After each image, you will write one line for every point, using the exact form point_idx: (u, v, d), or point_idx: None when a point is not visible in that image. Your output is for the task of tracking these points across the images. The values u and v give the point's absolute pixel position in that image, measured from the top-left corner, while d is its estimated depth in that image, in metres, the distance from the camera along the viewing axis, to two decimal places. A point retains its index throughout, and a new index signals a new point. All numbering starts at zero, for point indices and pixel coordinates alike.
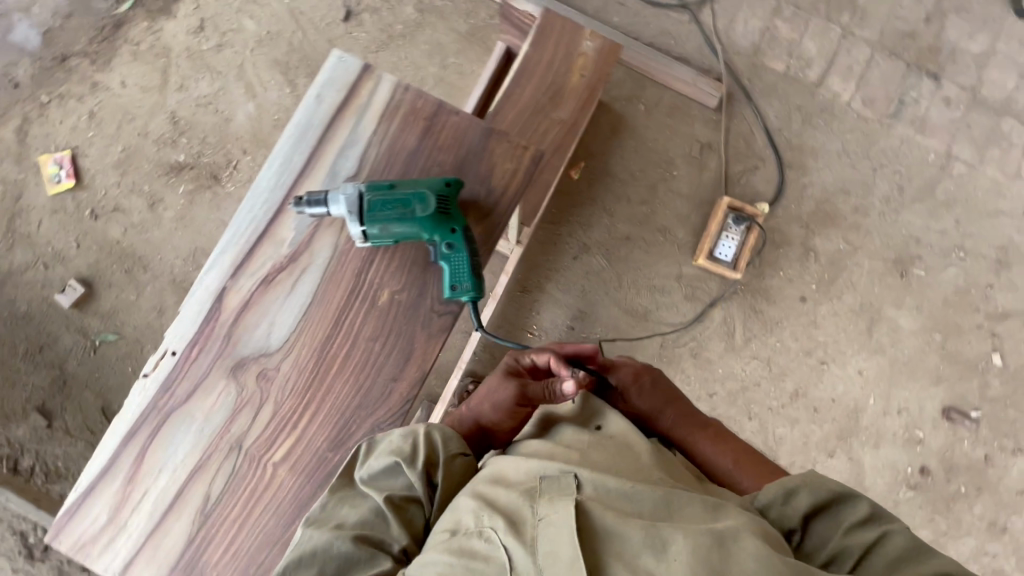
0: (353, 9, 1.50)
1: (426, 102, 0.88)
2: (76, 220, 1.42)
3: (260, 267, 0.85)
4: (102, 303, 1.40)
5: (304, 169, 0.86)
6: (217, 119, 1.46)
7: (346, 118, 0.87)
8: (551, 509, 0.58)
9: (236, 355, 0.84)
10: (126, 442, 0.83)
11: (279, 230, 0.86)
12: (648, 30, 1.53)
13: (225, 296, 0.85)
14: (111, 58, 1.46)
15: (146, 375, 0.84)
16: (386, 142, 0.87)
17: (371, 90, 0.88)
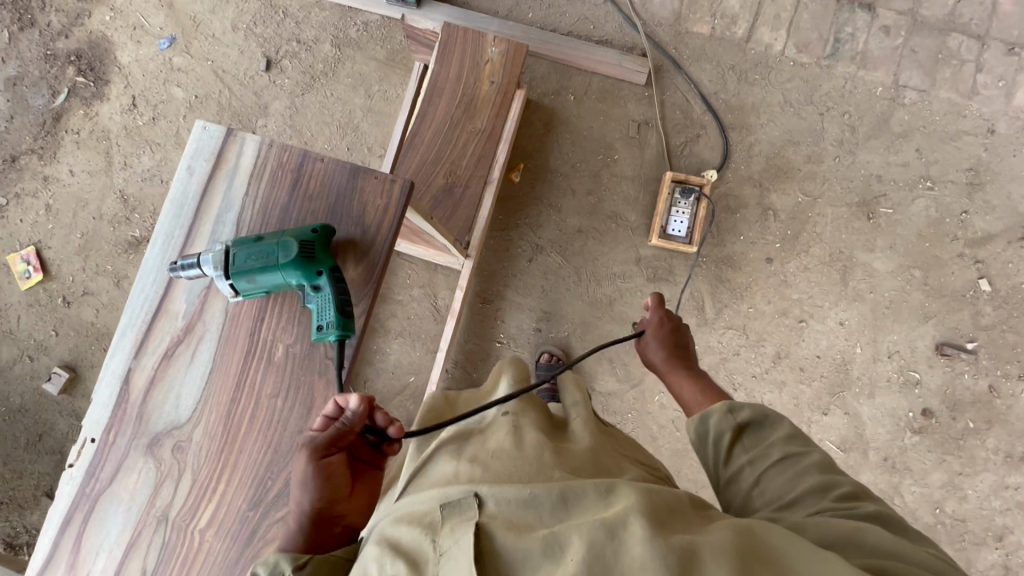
0: (273, 58, 1.52)
1: (292, 154, 0.77)
2: (51, 309, 1.48)
3: (159, 343, 0.76)
4: (88, 383, 1.46)
5: (187, 239, 0.76)
6: (164, 189, 1.50)
7: (215, 185, 0.77)
8: (450, 540, 0.50)
9: (150, 432, 0.74)
10: (58, 534, 0.73)
11: (172, 304, 0.77)
12: (564, 19, 1.52)
13: (131, 377, 0.76)
14: (57, 150, 1.52)
15: (72, 465, 0.75)
16: (257, 203, 0.76)
17: (237, 154, 0.77)
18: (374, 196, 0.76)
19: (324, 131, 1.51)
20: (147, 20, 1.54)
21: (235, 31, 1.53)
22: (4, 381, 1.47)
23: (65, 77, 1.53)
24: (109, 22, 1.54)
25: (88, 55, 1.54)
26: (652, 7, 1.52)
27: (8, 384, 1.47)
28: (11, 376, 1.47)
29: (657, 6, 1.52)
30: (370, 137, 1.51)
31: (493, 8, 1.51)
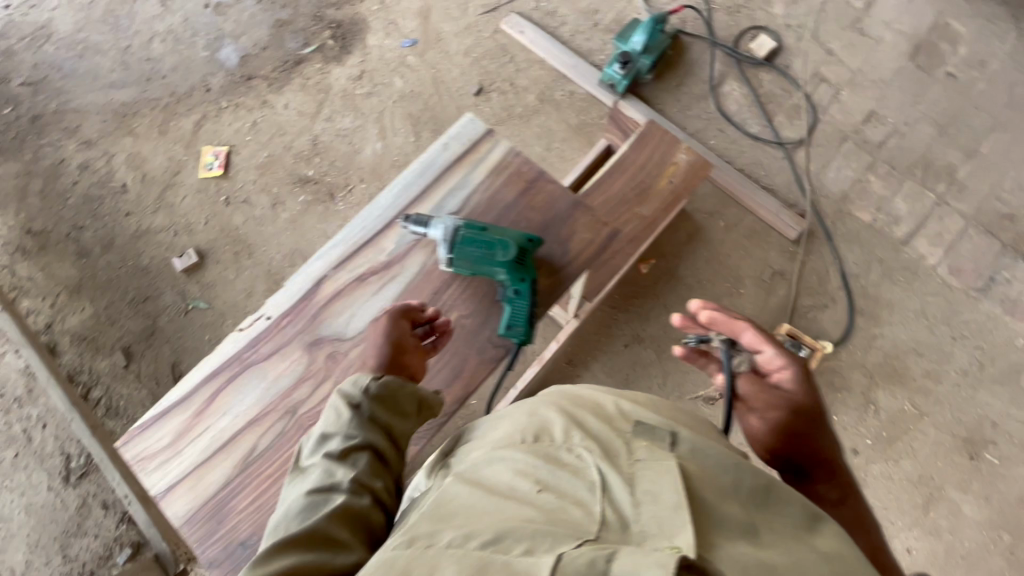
0: (485, 87, 1.74)
1: (530, 169, 1.00)
2: (211, 202, 1.67)
3: (359, 266, 0.97)
4: (206, 274, 1.60)
5: (420, 197, 1.00)
6: (348, 149, 1.70)
7: (462, 166, 1.00)
8: (652, 457, 0.59)
9: (317, 332, 0.94)
10: (209, 377, 0.92)
11: (383, 240, 0.98)
12: (741, 157, 1.65)
13: (324, 282, 0.97)
14: (284, 85, 1.77)
15: (241, 329, 0.95)
16: (489, 192, 0.99)
17: (486, 151, 1.01)
18: (579, 227, 0.99)
19: None
20: (402, 20, 1.81)
21: (465, 56, 1.77)
22: (143, 242, 1.64)
23: (320, 35, 1.81)
24: (374, 10, 1.83)
25: (345, 27, 1.82)
26: (824, 180, 1.62)
27: (145, 245, 1.63)
28: (152, 240, 1.64)
29: (829, 181, 1.62)
30: None
31: (684, 123, 1.67)
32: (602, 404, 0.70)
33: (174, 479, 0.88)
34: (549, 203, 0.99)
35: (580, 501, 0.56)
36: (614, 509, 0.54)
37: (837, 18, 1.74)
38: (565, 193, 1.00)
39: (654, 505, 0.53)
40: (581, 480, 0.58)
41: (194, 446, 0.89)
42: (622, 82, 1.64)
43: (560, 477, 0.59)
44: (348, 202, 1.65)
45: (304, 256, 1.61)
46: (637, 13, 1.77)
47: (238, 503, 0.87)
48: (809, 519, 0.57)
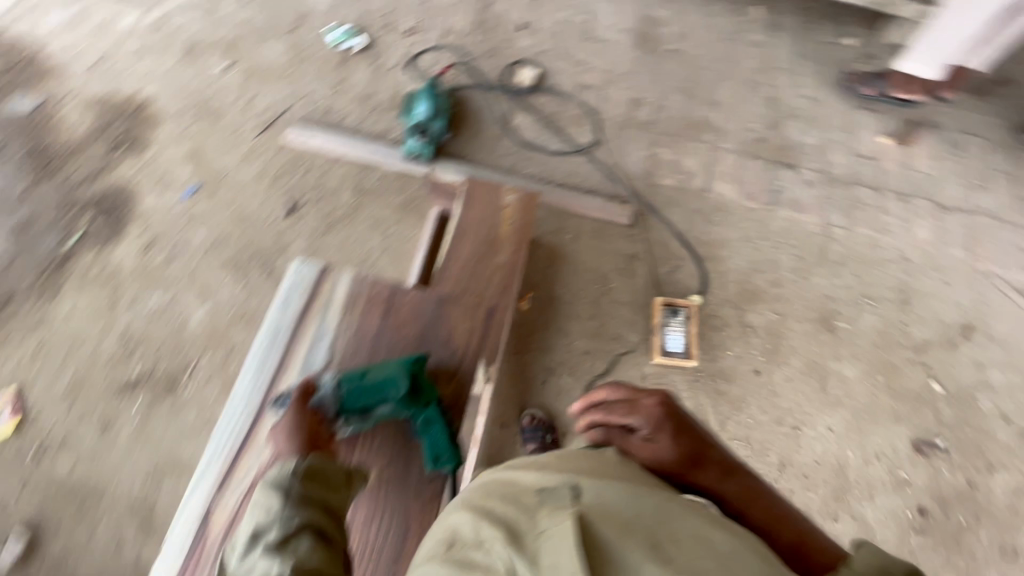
0: (296, 203, 1.65)
1: (383, 290, 1.12)
2: (20, 463, 1.33)
3: (244, 477, 0.97)
4: (52, 550, 1.28)
5: (280, 371, 1.05)
6: (172, 326, 1.48)
7: (314, 317, 1.08)
8: (556, 522, 0.61)
9: None
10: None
11: (259, 434, 1.00)
12: (557, 174, 1.79)
13: (213, 512, 0.96)
14: (58, 291, 1.49)
15: None
16: (354, 329, 1.08)
17: (331, 291, 1.10)
18: (447, 315, 1.13)
19: (344, 270, 1.61)
20: (174, 171, 1.65)
21: (261, 181, 1.67)
22: None
23: (81, 220, 1.56)
24: (135, 172, 1.63)
25: (108, 201, 1.59)
26: (627, 166, 1.84)
27: None
28: None
29: (631, 165, 1.84)
30: (388, 273, 1.62)
31: (496, 164, 1.77)
32: (511, 483, 0.72)
33: None
34: (415, 312, 1.13)
35: None
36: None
37: (573, 33, 1.99)
38: (424, 297, 1.14)
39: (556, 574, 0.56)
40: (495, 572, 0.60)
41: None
42: (426, 150, 1.69)
43: None
44: (197, 383, 1.44)
45: (170, 466, 1.36)
46: (409, 83, 1.83)
47: None
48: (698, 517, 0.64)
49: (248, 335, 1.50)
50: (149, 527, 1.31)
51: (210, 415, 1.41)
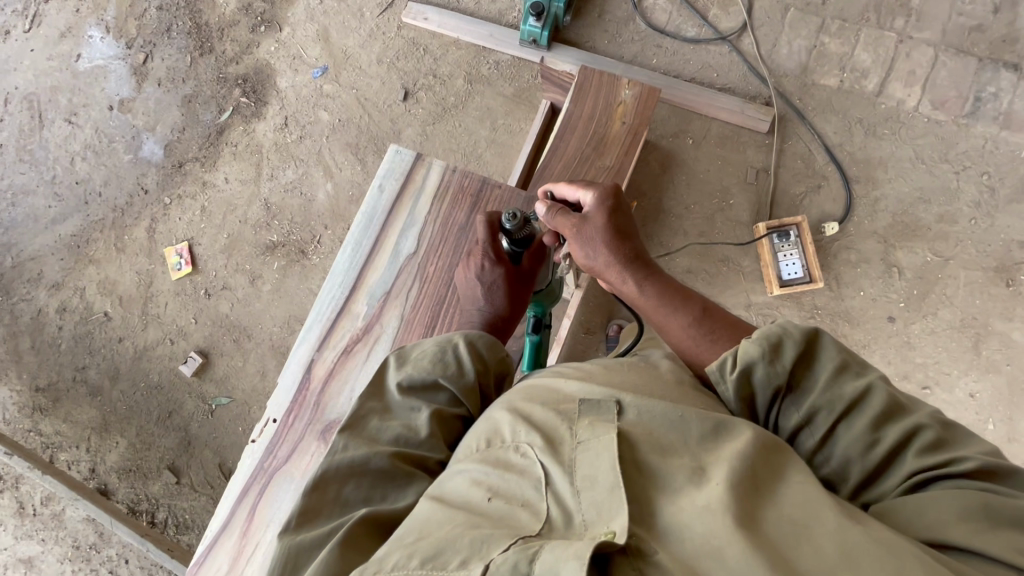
0: (410, 89, 1.66)
1: (473, 181, 0.99)
2: (194, 299, 1.65)
3: (340, 340, 0.94)
4: (216, 370, 1.60)
5: (375, 248, 0.98)
6: (302, 201, 1.65)
7: (406, 203, 0.99)
8: (593, 436, 0.59)
9: (324, 420, 0.91)
10: (240, 500, 0.89)
11: (355, 305, 0.96)
12: (688, 67, 1.56)
13: (313, 367, 0.94)
14: (217, 160, 1.71)
15: (254, 440, 0.92)
16: (441, 218, 0.98)
17: (423, 177, 1.00)
18: None
19: (451, 159, 1.63)
20: (305, 51, 1.73)
21: (379, 64, 1.69)
22: (146, 360, 1.64)
23: (231, 97, 1.74)
24: (273, 51, 1.74)
25: (252, 79, 1.74)
26: (778, 59, 1.54)
27: (150, 363, 1.64)
28: (153, 356, 1.64)
29: (784, 59, 1.54)
30: (492, 167, 1.61)
31: (619, 53, 1.59)
32: (556, 393, 0.68)
33: None
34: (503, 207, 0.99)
35: (528, 501, 0.58)
36: (561, 504, 0.56)
37: None
38: (515, 192, 1.00)
39: (594, 490, 0.55)
40: (529, 478, 0.59)
41: (252, 567, 0.87)
42: (543, 34, 1.54)
43: (512, 479, 0.60)
44: (320, 253, 1.62)
45: (300, 320, 1.60)
46: None
47: None
48: (752, 434, 0.58)
49: None
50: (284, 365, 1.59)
51: None
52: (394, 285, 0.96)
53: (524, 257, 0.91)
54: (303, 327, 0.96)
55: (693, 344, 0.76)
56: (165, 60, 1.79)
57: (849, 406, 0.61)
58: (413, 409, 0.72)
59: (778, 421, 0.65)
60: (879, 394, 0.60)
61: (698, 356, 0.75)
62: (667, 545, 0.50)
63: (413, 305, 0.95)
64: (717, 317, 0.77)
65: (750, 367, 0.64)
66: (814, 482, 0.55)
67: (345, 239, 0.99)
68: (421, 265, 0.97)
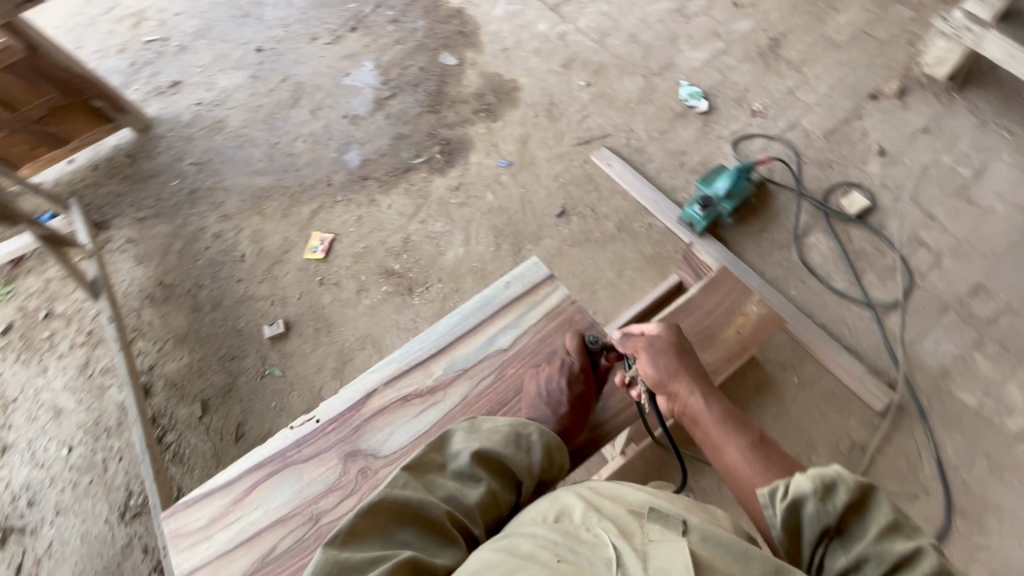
0: (567, 210, 1.85)
1: (584, 319, 1.03)
2: (308, 280, 1.87)
3: (405, 387, 0.99)
4: (288, 345, 1.76)
5: (475, 328, 1.03)
6: (434, 251, 1.85)
7: (520, 306, 1.04)
8: (665, 537, 0.63)
9: (354, 446, 0.95)
10: (251, 470, 0.94)
11: (433, 365, 1.00)
12: (824, 312, 1.57)
13: (371, 397, 0.98)
14: (391, 188, 2.00)
15: (292, 427, 0.97)
16: (541, 334, 1.02)
17: (546, 294, 1.05)
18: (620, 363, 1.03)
19: (570, 280, 1.74)
20: (504, 144, 2.02)
21: (553, 180, 1.92)
22: (245, 306, 1.85)
23: (430, 149, 2.06)
24: (480, 133, 2.06)
25: (453, 144, 2.05)
26: (920, 351, 1.49)
27: (246, 309, 1.85)
28: (251, 306, 1.85)
29: (926, 353, 1.48)
30: (600, 305, 1.69)
31: (763, 269, 1.65)
32: (623, 495, 0.72)
33: (198, 563, 0.89)
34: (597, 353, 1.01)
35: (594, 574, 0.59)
36: None
37: (941, 184, 1.69)
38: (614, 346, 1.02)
39: None
40: (598, 555, 0.62)
41: (223, 534, 0.90)
42: (701, 222, 1.67)
43: (580, 553, 0.62)
44: (423, 298, 1.78)
45: (374, 342, 1.73)
46: (724, 157, 1.86)
47: None
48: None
49: (473, 288, 1.78)
50: (338, 372, 1.70)
51: (416, 326, 1.74)
52: (473, 366, 1.00)
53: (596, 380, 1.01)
54: (383, 358, 1.03)
55: (750, 471, 0.79)
56: (401, 103, 2.19)
57: (899, 559, 0.64)
58: (473, 479, 0.77)
59: (826, 563, 0.68)
60: (929, 555, 0.63)
61: (755, 481, 0.78)
62: None
63: (479, 393, 0.98)
64: (768, 445, 0.81)
65: (800, 501, 0.70)
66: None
67: (457, 307, 1.06)
68: (503, 365, 1.00)
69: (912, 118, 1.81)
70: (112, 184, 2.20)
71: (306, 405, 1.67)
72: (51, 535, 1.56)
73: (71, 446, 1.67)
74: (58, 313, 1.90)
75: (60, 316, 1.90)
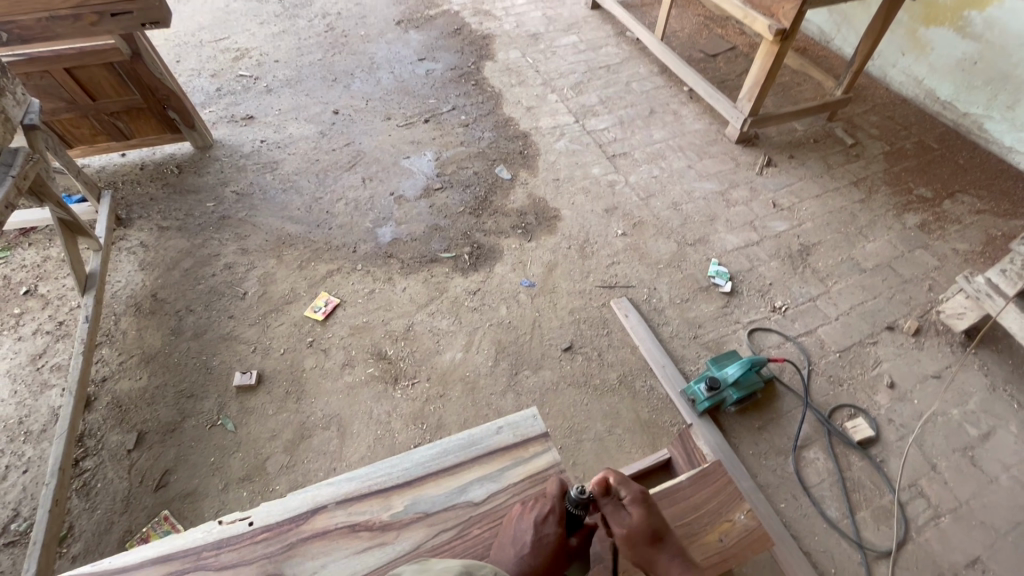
0: (574, 346, 1.83)
1: None
2: (299, 337, 1.81)
3: (358, 514, 0.89)
4: (252, 398, 1.66)
5: (452, 468, 0.96)
6: (432, 347, 1.81)
7: (504, 458, 0.98)
8: None
9: (279, 569, 0.83)
10: (155, 560, 0.82)
11: (396, 497, 0.92)
12: (812, 539, 1.46)
13: (318, 513, 0.89)
14: (412, 273, 2.01)
15: (219, 522, 0.87)
16: (520, 496, 0.93)
17: (535, 452, 0.99)
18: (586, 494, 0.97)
19: (558, 420, 1.66)
20: (531, 264, 2.06)
21: (569, 313, 1.92)
22: (226, 344, 1.78)
23: (460, 248, 2.10)
24: (511, 248, 2.11)
25: (483, 250, 2.10)
26: None
27: (225, 348, 1.77)
28: (232, 347, 1.77)
29: None
30: (582, 457, 1.59)
31: (756, 472, 1.57)
32: None
33: None
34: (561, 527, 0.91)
35: None
36: None
37: (947, 436, 1.66)
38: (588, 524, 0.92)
39: None
40: None
41: None
42: (703, 402, 1.62)
43: None
44: (406, 393, 1.69)
45: (340, 425, 1.62)
46: (738, 342, 1.87)
47: None
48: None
49: (459, 397, 1.69)
50: (292, 445, 1.57)
51: (389, 420, 1.63)
52: (438, 512, 0.90)
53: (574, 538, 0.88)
54: (346, 472, 0.94)
55: None
56: (447, 198, 2.28)
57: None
58: None
59: None
60: None
61: None
62: None
63: (434, 547, 0.87)
64: None
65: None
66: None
67: (439, 438, 1.00)
68: (470, 520, 0.90)
69: (925, 361, 1.84)
70: (150, 188, 2.24)
71: (244, 471, 1.52)
72: None
73: None
74: (39, 293, 1.84)
75: (39, 298, 1.83)
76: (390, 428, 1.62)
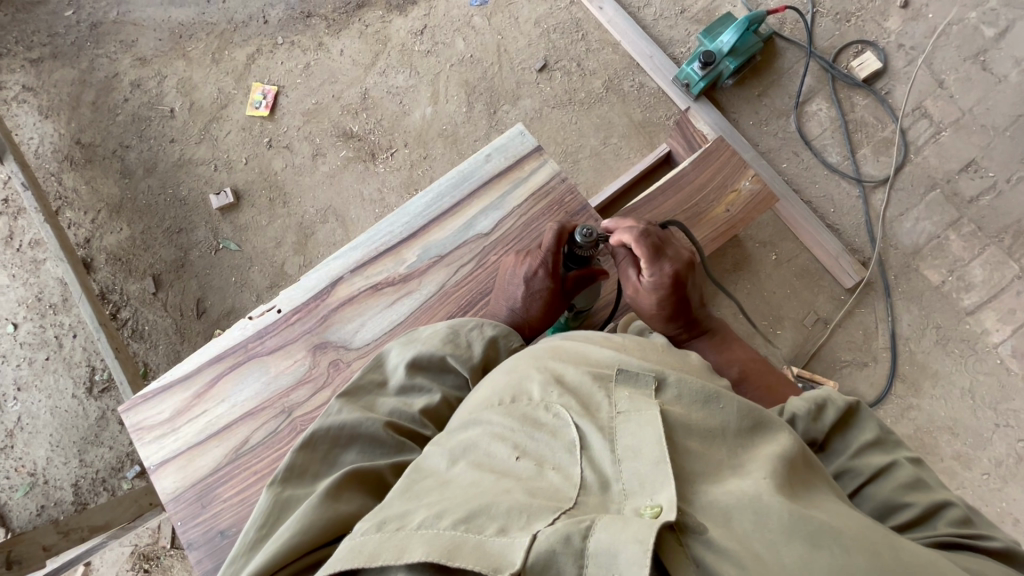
0: (550, 64, 1.61)
1: (574, 200, 0.95)
2: (255, 141, 1.64)
3: (376, 274, 0.93)
4: (240, 216, 1.61)
5: (451, 210, 0.96)
6: (397, 110, 1.63)
7: (500, 185, 0.96)
8: (634, 408, 0.57)
9: (323, 337, 0.91)
10: (211, 362, 0.91)
11: (406, 250, 0.94)
12: (812, 189, 1.52)
13: (338, 285, 0.93)
14: (342, 30, 1.68)
15: (251, 318, 0.92)
16: (526, 217, 0.95)
17: (532, 170, 0.97)
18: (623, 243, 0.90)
19: (550, 148, 1.58)
20: None
21: (535, 25, 1.64)
22: (184, 172, 1.64)
23: None
24: None
25: None
26: (897, 230, 1.48)
27: (185, 176, 1.64)
28: (192, 171, 1.64)
29: (902, 232, 1.48)
30: (583, 176, 1.56)
31: (757, 141, 1.54)
32: (584, 354, 0.67)
33: (169, 455, 0.87)
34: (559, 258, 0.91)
35: (558, 465, 0.55)
36: (597, 469, 0.54)
37: (960, 45, 1.53)
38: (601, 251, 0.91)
39: (634, 461, 0.53)
40: (560, 439, 0.57)
41: (189, 428, 0.88)
42: (699, 83, 1.48)
43: (537, 437, 0.58)
44: (388, 166, 1.60)
45: (337, 215, 1.59)
46: (732, 4, 1.61)
47: (220, 494, 0.84)
48: (793, 438, 0.56)
49: (444, 153, 1.60)
50: (300, 247, 1.58)
51: (382, 197, 1.59)
52: (450, 252, 0.94)
53: (572, 273, 0.89)
54: (349, 244, 0.96)
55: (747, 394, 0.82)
56: None
57: (877, 469, 0.60)
58: (415, 390, 0.73)
59: None
60: (905, 466, 0.60)
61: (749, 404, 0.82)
62: (715, 522, 0.48)
63: (458, 280, 0.93)
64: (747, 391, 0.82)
65: (792, 419, 0.64)
66: (839, 497, 0.53)
67: (429, 186, 0.98)
68: (485, 251, 0.94)
69: None
70: None
71: (269, 281, 1.57)
72: (18, 410, 1.53)
73: (16, 323, 1.56)
74: None
75: None
76: (386, 204, 1.59)
